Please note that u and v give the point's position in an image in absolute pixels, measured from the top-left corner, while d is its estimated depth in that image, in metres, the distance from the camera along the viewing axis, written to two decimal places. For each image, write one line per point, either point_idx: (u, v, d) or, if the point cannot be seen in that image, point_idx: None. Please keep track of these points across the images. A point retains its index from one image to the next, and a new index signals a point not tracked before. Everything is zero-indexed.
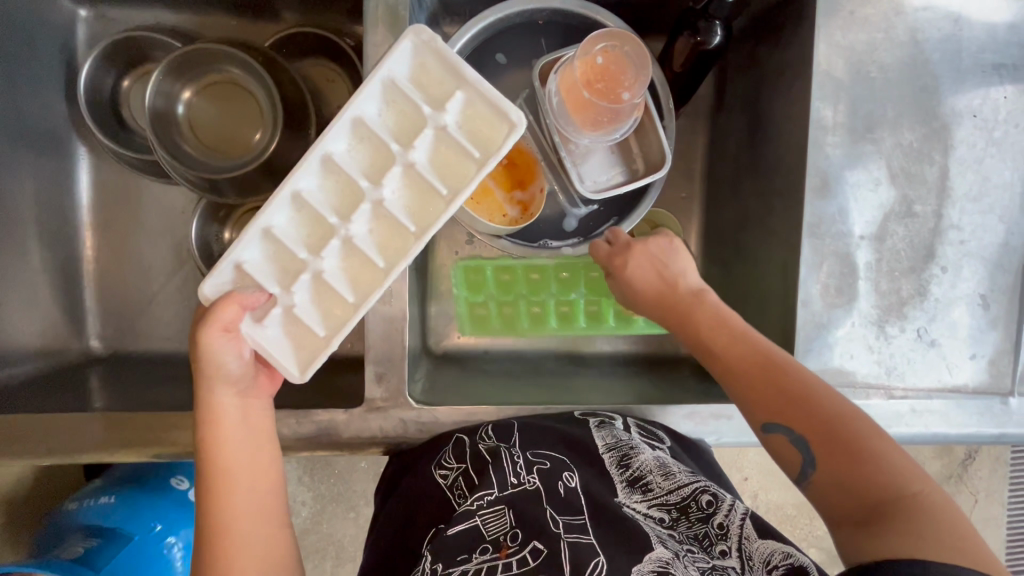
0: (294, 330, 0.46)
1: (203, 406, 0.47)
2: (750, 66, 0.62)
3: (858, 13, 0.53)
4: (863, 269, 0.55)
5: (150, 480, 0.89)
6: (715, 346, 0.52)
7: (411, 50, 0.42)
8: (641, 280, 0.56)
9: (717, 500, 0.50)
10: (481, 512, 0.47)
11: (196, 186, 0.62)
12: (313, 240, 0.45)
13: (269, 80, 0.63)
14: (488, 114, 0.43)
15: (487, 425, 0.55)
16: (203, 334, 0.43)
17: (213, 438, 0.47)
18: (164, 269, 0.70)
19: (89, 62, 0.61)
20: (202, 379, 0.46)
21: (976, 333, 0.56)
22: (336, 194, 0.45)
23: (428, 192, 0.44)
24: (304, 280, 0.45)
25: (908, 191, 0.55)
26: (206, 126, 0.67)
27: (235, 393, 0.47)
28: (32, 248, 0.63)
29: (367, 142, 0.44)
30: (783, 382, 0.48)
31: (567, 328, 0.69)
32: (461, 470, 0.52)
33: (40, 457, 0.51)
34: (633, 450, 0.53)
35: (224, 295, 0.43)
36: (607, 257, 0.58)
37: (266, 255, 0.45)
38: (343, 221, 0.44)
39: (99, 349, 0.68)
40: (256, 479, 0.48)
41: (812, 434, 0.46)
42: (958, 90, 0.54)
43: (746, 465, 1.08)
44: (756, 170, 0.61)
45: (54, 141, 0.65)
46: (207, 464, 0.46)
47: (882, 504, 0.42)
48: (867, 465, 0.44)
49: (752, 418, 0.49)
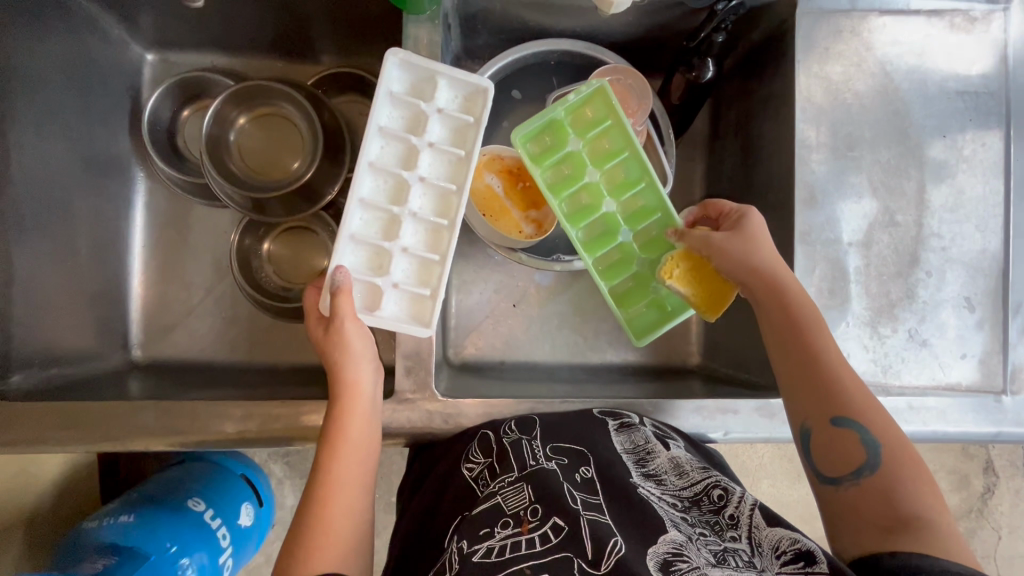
0: (404, 305, 0.56)
1: (345, 382, 0.52)
2: (740, 97, 0.69)
3: (832, 49, 0.60)
4: (853, 274, 0.60)
5: (165, 502, 0.92)
6: (816, 329, 0.53)
7: (393, 66, 0.55)
8: (763, 241, 0.55)
9: (729, 493, 0.53)
10: (502, 491, 0.51)
11: (242, 206, 0.69)
12: (386, 232, 0.57)
13: (313, 113, 0.70)
14: (468, 91, 0.57)
15: (510, 421, 0.57)
16: (342, 328, 0.52)
17: (346, 411, 0.52)
18: (204, 282, 0.75)
19: (156, 95, 0.69)
20: (343, 356, 0.52)
21: (963, 334, 0.60)
22: (387, 194, 0.57)
23: (453, 159, 0.57)
24: (398, 260, 0.56)
25: (889, 202, 0.60)
26: (252, 152, 0.74)
27: (369, 371, 0.53)
28: (90, 261, 0.68)
29: (393, 141, 0.56)
30: (863, 388, 0.51)
31: (598, 244, 0.64)
32: (486, 463, 0.55)
33: (93, 440, 0.54)
34: (650, 453, 0.56)
35: (336, 297, 0.52)
36: (725, 213, 0.59)
37: (356, 259, 0.56)
38: (402, 207, 0.56)
39: (140, 357, 0.72)
40: (365, 456, 0.52)
41: (887, 443, 0.49)
42: (926, 115, 0.61)
43: (759, 496, 1.10)
44: (750, 187, 0.67)
45: (117, 167, 0.71)
46: (333, 432, 0.51)
47: (912, 515, 0.45)
48: (912, 483, 0.47)
49: (824, 409, 0.51)
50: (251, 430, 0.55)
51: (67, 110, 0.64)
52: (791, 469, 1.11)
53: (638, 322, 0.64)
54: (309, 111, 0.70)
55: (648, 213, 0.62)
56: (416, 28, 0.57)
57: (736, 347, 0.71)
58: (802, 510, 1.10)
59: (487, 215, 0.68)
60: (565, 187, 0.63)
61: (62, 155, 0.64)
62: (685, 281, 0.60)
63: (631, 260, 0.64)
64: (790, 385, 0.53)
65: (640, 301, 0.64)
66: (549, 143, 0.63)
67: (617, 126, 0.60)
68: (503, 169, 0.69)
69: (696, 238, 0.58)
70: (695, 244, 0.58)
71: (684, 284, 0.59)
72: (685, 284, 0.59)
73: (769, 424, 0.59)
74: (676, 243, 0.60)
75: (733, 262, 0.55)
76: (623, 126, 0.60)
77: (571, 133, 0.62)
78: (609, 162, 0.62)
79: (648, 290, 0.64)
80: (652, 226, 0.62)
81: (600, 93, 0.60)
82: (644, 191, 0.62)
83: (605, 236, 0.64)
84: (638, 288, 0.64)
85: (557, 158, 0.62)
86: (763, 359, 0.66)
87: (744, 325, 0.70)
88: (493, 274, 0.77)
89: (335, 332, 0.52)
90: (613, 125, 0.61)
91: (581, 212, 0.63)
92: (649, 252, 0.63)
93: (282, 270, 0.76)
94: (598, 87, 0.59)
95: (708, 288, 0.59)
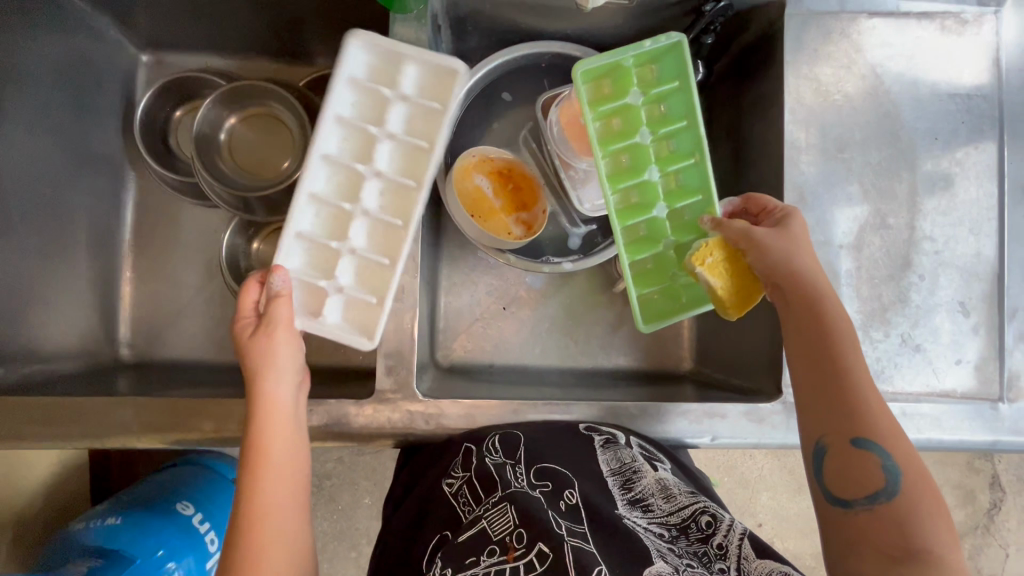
0: (348, 313, 0.55)
1: (263, 395, 0.50)
2: (731, 100, 0.69)
3: (821, 51, 0.60)
4: (843, 276, 0.59)
5: (153, 506, 0.91)
6: (851, 344, 0.50)
7: (355, 50, 0.54)
8: (804, 246, 0.53)
9: (717, 520, 0.52)
10: (486, 516, 0.51)
11: (232, 206, 0.69)
12: (337, 230, 0.57)
13: (303, 113, 0.70)
14: (433, 74, 0.56)
15: (493, 436, 0.56)
16: (267, 338, 0.51)
17: (263, 426, 0.49)
18: (194, 282, 0.75)
19: (147, 98, 0.70)
20: (258, 370, 0.50)
21: (958, 339, 0.58)
22: (342, 189, 0.57)
23: (414, 153, 0.57)
24: (345, 263, 0.56)
25: (881, 205, 0.60)
26: (243, 151, 0.74)
27: (288, 382, 0.51)
28: (78, 259, 0.68)
29: (351, 132, 0.56)
30: (887, 411, 0.49)
31: (631, 211, 0.61)
32: (467, 480, 0.54)
33: (72, 438, 0.54)
34: (637, 473, 0.55)
35: (275, 296, 0.52)
36: (768, 211, 0.57)
37: (304, 261, 0.56)
38: (355, 204, 0.56)
39: (127, 356, 0.72)
40: (292, 472, 0.50)
41: (907, 470, 0.46)
42: (917, 117, 0.60)
43: (759, 510, 1.08)
44: (741, 189, 0.67)
45: (109, 166, 0.71)
46: (256, 448, 0.49)
47: (921, 547, 0.44)
48: (928, 515, 0.45)
49: (849, 427, 0.48)
50: (231, 429, 0.54)
51: (61, 109, 0.65)
52: (791, 482, 1.09)
53: (652, 306, 0.60)
54: (299, 110, 0.70)
55: (688, 193, 0.60)
56: (403, 27, 0.57)
57: (729, 352, 0.70)
58: (802, 524, 1.08)
59: (476, 215, 0.67)
60: (613, 143, 0.59)
61: (54, 152, 0.64)
62: (716, 273, 0.55)
63: (659, 237, 0.61)
64: (812, 399, 0.50)
65: (657, 284, 0.61)
66: (609, 92, 0.59)
67: (682, 90, 0.57)
68: (493, 171, 0.69)
69: (735, 229, 0.54)
70: (733, 235, 0.55)
71: (716, 275, 0.55)
72: (717, 276, 0.55)
73: (758, 430, 0.57)
74: (711, 232, 0.57)
75: (771, 262, 0.52)
76: (688, 91, 0.57)
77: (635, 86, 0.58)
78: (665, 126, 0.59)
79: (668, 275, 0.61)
80: (689, 208, 0.60)
81: (676, 49, 0.56)
82: (690, 167, 0.59)
83: (638, 206, 0.61)
84: (659, 269, 0.61)
85: (613, 108, 0.59)
86: (756, 363, 0.65)
87: (736, 330, 0.69)
88: (484, 276, 0.77)
89: (262, 335, 0.51)
90: (677, 87, 0.57)
91: (621, 174, 0.60)
92: (679, 234, 0.60)
93: None
94: (676, 41, 0.55)
95: (740, 283, 0.55)
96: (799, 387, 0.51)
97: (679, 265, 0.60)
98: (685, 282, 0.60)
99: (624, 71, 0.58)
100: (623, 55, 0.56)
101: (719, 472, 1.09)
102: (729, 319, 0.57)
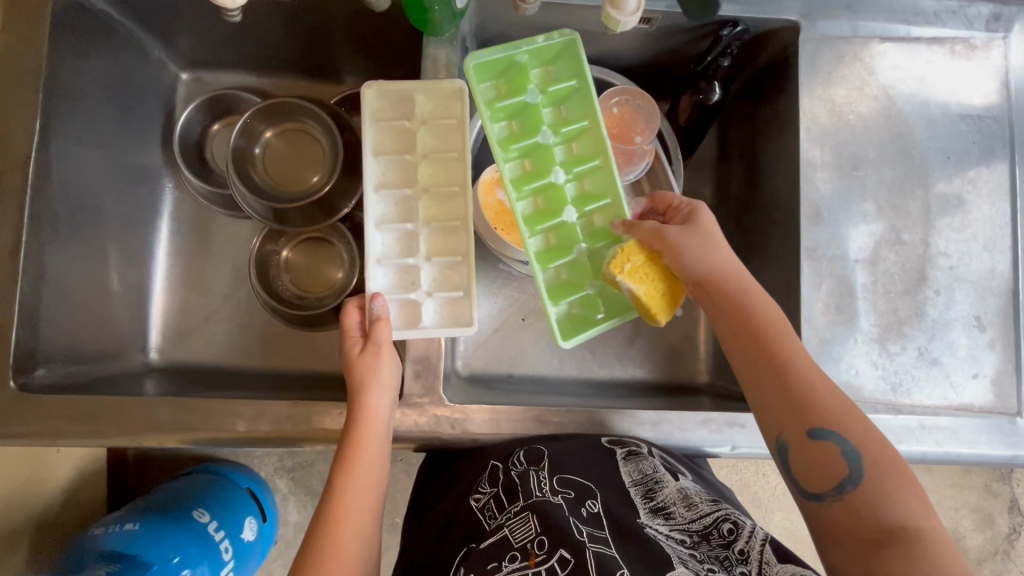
0: (442, 312, 0.58)
1: (362, 406, 0.53)
2: (747, 120, 0.71)
3: (835, 73, 0.62)
4: (860, 290, 0.60)
5: (171, 514, 0.93)
6: (778, 335, 0.52)
7: (370, 95, 0.57)
8: (714, 237, 0.55)
9: (739, 527, 0.53)
10: (509, 524, 0.53)
11: (263, 216, 0.72)
12: (405, 248, 0.59)
13: (335, 129, 0.73)
14: (443, 95, 0.58)
15: (518, 451, 0.58)
16: (369, 357, 0.54)
17: (361, 435, 0.53)
18: (223, 289, 0.77)
19: (189, 109, 0.73)
20: (358, 385, 0.53)
21: (975, 354, 0.59)
22: (398, 213, 0.60)
23: (451, 166, 0.59)
24: (426, 271, 0.58)
25: (895, 221, 0.61)
26: (276, 163, 0.77)
27: (388, 396, 0.54)
28: (115, 265, 0.70)
29: (392, 166, 0.59)
30: (836, 394, 0.50)
31: (539, 215, 0.61)
32: (493, 494, 0.56)
33: (111, 436, 0.55)
34: (659, 483, 0.57)
35: (381, 318, 0.54)
36: (674, 208, 0.59)
37: (388, 282, 0.58)
38: (416, 223, 0.59)
39: (157, 361, 0.74)
40: (372, 477, 0.53)
41: (867, 450, 0.48)
42: (929, 137, 0.62)
43: (773, 529, 1.07)
44: (758, 205, 0.68)
45: (148, 177, 0.74)
46: (349, 452, 0.52)
47: (897, 526, 0.45)
48: (898, 491, 0.46)
49: (800, 421, 0.50)
50: (264, 429, 0.56)
51: (109, 123, 0.68)
52: None
53: (571, 318, 0.60)
54: (331, 126, 0.72)
55: (597, 197, 0.60)
56: (436, 48, 0.60)
57: None
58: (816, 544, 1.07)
59: (498, 227, 0.68)
60: (515, 142, 0.61)
61: (102, 163, 0.67)
62: (637, 278, 0.55)
63: (571, 245, 0.61)
64: (759, 399, 0.52)
65: (574, 293, 0.60)
66: (506, 90, 0.60)
67: (580, 90, 0.59)
68: None
69: (647, 230, 0.55)
70: (647, 237, 0.55)
71: (636, 280, 0.55)
72: (638, 283, 0.55)
73: None
74: (625, 236, 0.57)
75: (686, 262, 0.54)
76: (587, 90, 0.59)
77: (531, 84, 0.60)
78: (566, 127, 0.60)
79: (583, 283, 0.61)
80: (597, 213, 0.61)
81: (569, 47, 0.58)
82: (596, 169, 0.60)
83: (547, 211, 0.62)
84: (574, 277, 0.61)
85: (512, 107, 0.60)
86: None
87: None
88: (503, 287, 0.79)
89: (369, 354, 0.54)
90: (575, 88, 0.59)
91: (528, 176, 0.62)
92: (590, 240, 0.61)
93: (298, 279, 0.78)
94: (569, 39, 0.57)
95: (658, 288, 0.56)
96: (747, 387, 0.53)
97: (593, 274, 0.61)
98: (601, 291, 0.60)
99: (518, 69, 0.59)
100: (516, 51, 0.57)
101: (732, 490, 1.08)
102: (655, 325, 0.57)
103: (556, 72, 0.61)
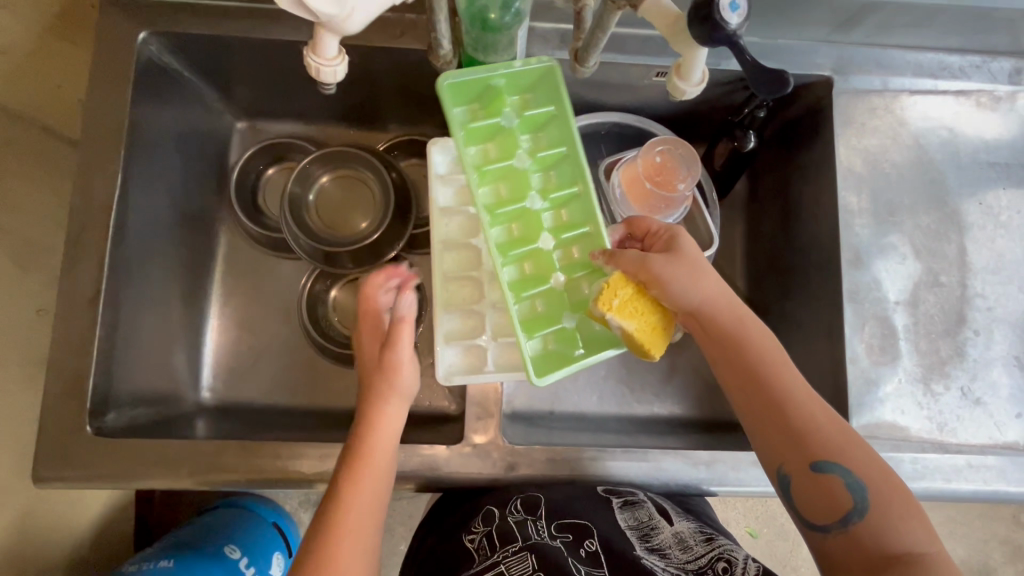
0: (507, 356, 0.60)
1: (377, 412, 0.57)
2: (778, 165, 0.74)
3: (868, 124, 0.66)
4: (901, 331, 0.62)
5: (202, 550, 0.91)
6: (763, 365, 0.53)
7: (438, 150, 0.63)
8: (698, 262, 0.54)
9: (732, 566, 0.56)
10: (507, 560, 0.58)
11: (314, 259, 0.75)
12: (466, 295, 0.62)
13: (384, 173, 0.76)
14: None
15: (516, 499, 0.61)
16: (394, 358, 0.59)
17: (365, 461, 0.54)
18: (272, 329, 0.79)
19: (248, 155, 0.77)
20: (377, 395, 0.59)
21: (1016, 393, 0.61)
22: (459, 262, 0.62)
23: None
24: (490, 319, 0.61)
25: (932, 264, 0.64)
26: (327, 206, 0.80)
27: (401, 406, 0.59)
28: (175, 306, 0.72)
29: (455, 217, 0.63)
30: (831, 422, 0.51)
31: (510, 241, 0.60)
32: (485, 532, 0.60)
33: (180, 479, 0.57)
34: (654, 528, 0.60)
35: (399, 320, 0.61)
36: (653, 233, 0.58)
37: (453, 326, 0.61)
38: (479, 271, 0.62)
39: (208, 401, 0.75)
40: (371, 503, 0.54)
41: (869, 480, 0.49)
42: (960, 184, 0.65)
43: (801, 563, 1.07)
44: (793, 247, 0.71)
45: (204, 221, 0.77)
46: (347, 475, 0.54)
47: (902, 551, 0.46)
48: (902, 519, 0.47)
49: (799, 453, 0.51)
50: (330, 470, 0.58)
51: (175, 172, 0.71)
52: None
53: (545, 353, 0.57)
54: (381, 170, 0.76)
55: (575, 226, 0.59)
56: None
57: None
58: None
59: None
60: (489, 168, 0.59)
61: (166, 211, 0.70)
62: (626, 314, 0.52)
63: (546, 275, 0.60)
64: (755, 431, 0.53)
65: (549, 326, 0.58)
66: (480, 115, 0.58)
67: (558, 117, 0.57)
68: None
69: (630, 260, 0.54)
70: (631, 267, 0.53)
71: (626, 316, 0.52)
72: (628, 318, 0.52)
73: None
74: (606, 266, 0.56)
75: (670, 292, 0.53)
76: (565, 118, 0.56)
77: (505, 108, 0.58)
78: (543, 153, 0.59)
79: (558, 317, 0.59)
80: (578, 244, 0.59)
81: (547, 75, 0.56)
82: (574, 198, 0.59)
83: (519, 239, 0.60)
84: (549, 311, 0.59)
85: (485, 133, 0.59)
86: None
87: None
88: None
89: (389, 355, 0.60)
90: (552, 115, 0.58)
91: (502, 204, 0.60)
92: (566, 270, 0.59)
93: (346, 320, 0.80)
94: (546, 66, 0.55)
95: (649, 322, 0.53)
96: (745, 420, 0.54)
97: (569, 307, 0.59)
98: (579, 325, 0.58)
99: (493, 91, 0.57)
100: (491, 74, 0.55)
101: (759, 523, 1.08)
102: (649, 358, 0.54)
103: (533, 95, 0.58)
